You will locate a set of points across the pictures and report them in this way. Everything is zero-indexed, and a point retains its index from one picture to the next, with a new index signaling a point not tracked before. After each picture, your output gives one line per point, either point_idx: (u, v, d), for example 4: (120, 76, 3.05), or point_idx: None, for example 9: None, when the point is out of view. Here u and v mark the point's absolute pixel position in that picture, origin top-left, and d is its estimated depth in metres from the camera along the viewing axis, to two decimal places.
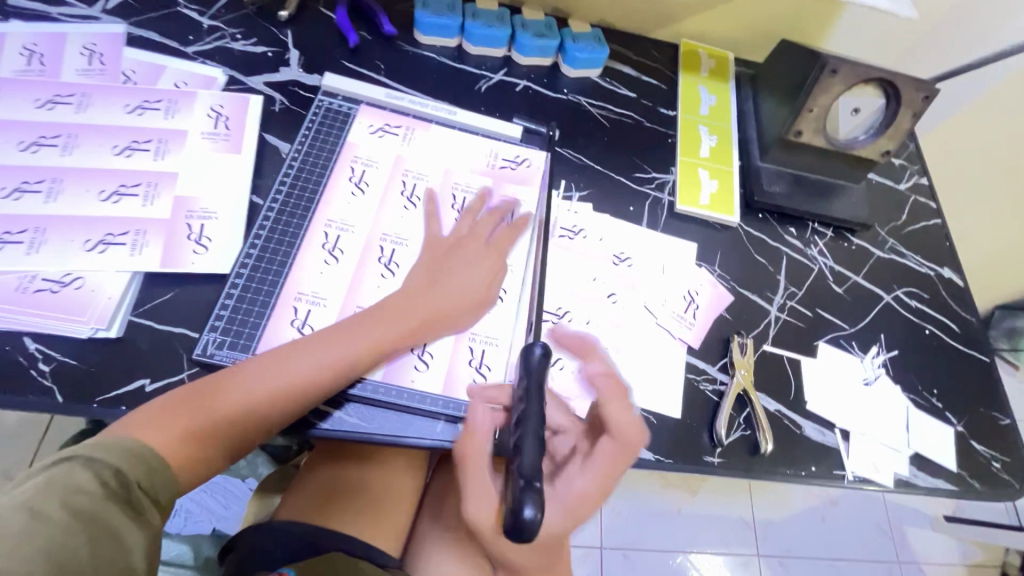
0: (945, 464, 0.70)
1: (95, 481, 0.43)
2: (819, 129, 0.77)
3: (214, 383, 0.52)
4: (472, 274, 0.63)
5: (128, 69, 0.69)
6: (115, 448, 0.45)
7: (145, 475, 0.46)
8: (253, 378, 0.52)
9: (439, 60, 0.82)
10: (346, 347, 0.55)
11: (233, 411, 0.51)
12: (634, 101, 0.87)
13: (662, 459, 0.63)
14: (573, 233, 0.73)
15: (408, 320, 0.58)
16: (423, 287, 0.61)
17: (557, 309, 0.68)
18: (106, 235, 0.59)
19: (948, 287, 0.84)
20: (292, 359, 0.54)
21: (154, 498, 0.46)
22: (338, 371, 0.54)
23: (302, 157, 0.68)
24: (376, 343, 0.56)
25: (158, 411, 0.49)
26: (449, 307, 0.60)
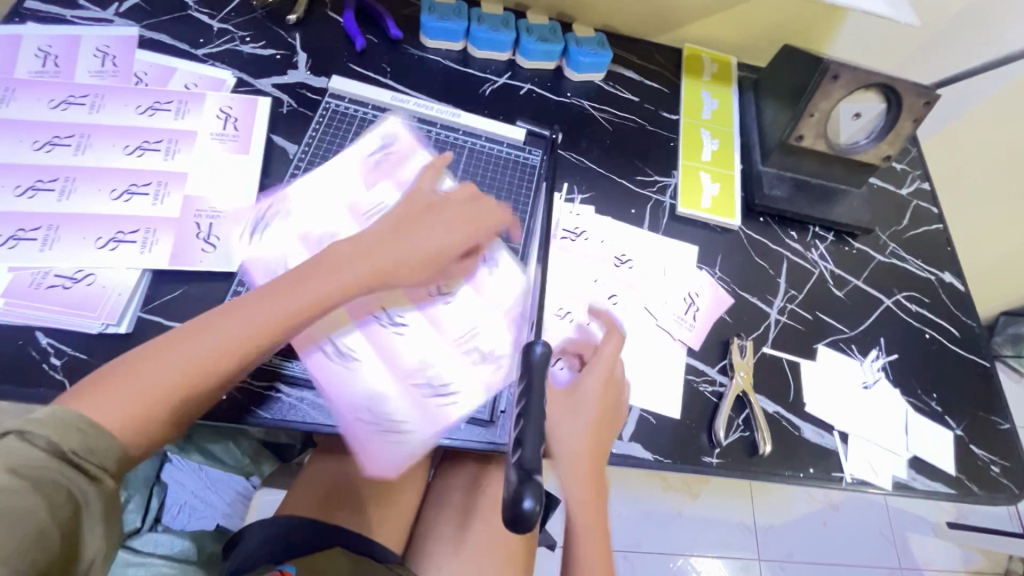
0: (943, 467, 0.71)
1: (33, 448, 0.39)
2: (820, 134, 0.78)
3: (156, 346, 0.47)
4: (439, 224, 0.60)
5: (140, 70, 0.71)
6: (51, 419, 0.41)
7: (87, 442, 0.41)
8: (195, 338, 0.48)
9: (444, 63, 0.83)
10: (297, 294, 0.51)
11: (180, 369, 0.47)
12: (637, 105, 0.88)
13: (661, 458, 0.64)
14: (575, 234, 0.74)
15: (363, 265, 0.55)
16: (386, 237, 0.58)
17: (557, 310, 0.69)
18: (117, 233, 0.60)
19: (949, 292, 0.84)
20: (241, 310, 0.50)
21: (102, 462, 0.42)
22: (291, 318, 0.51)
23: (309, 159, 0.69)
24: (330, 290, 0.52)
25: (102, 385, 0.45)
26: (413, 257, 0.58)
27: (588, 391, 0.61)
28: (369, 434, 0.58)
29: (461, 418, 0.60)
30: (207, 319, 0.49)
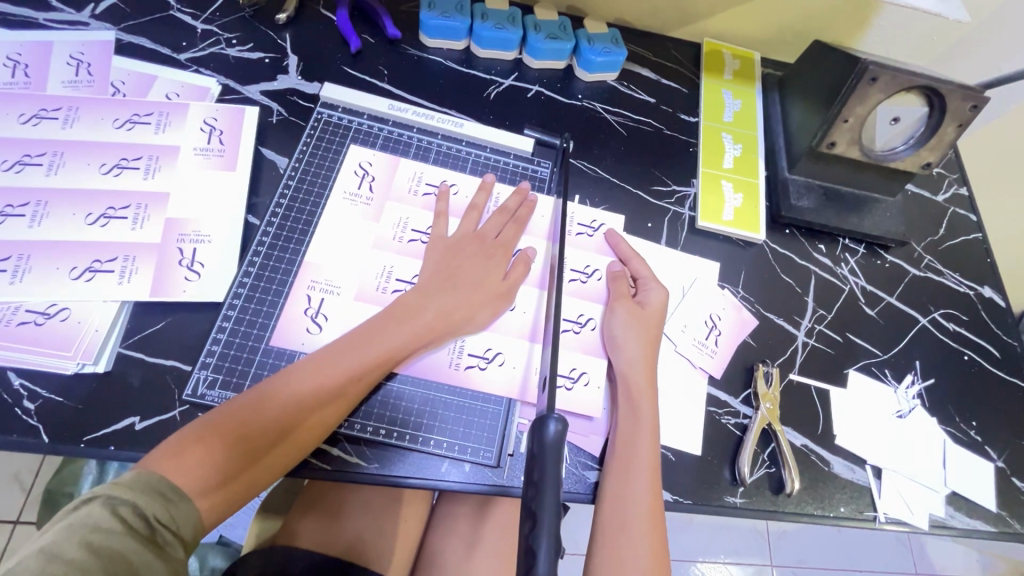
0: (983, 503, 0.66)
1: (116, 520, 0.39)
2: (854, 141, 0.72)
3: (238, 405, 0.47)
4: (488, 270, 0.60)
5: (117, 79, 0.66)
6: (136, 485, 0.41)
7: (166, 511, 0.41)
8: (275, 398, 0.48)
9: (446, 64, 0.77)
10: (367, 351, 0.52)
11: (255, 435, 0.47)
12: (653, 107, 0.82)
13: (681, 499, 0.60)
14: (585, 274, 0.67)
15: (427, 317, 0.55)
16: (442, 285, 0.58)
17: (577, 317, 0.64)
18: (94, 262, 0.56)
19: (989, 308, 0.78)
20: (317, 368, 0.50)
21: (178, 534, 0.41)
22: (364, 375, 0.52)
23: (299, 174, 0.64)
24: (399, 344, 0.54)
25: (183, 445, 0.44)
26: (463, 308, 0.57)
27: (632, 327, 0.61)
28: (366, 478, 0.53)
29: (466, 461, 0.55)
30: (284, 379, 0.50)
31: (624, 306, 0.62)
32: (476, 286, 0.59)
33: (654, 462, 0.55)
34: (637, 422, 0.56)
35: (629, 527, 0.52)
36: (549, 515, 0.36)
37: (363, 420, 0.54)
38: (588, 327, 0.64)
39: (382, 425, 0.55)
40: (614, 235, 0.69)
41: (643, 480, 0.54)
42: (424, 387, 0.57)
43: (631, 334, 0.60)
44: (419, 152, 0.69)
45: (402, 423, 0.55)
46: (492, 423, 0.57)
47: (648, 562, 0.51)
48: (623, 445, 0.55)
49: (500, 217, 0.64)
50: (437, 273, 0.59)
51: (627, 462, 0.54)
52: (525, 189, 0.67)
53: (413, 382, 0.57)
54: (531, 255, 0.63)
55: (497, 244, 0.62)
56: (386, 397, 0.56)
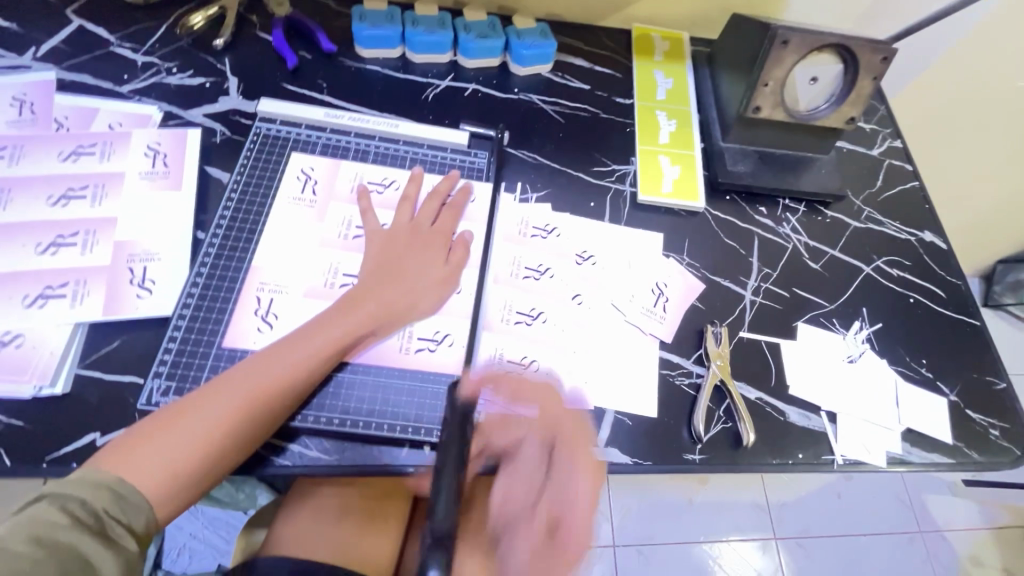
0: (939, 437, 0.68)
1: (65, 514, 0.41)
2: (778, 103, 0.75)
3: (185, 402, 0.49)
4: (429, 259, 0.63)
5: (60, 116, 0.68)
6: (82, 482, 0.43)
7: (116, 505, 0.43)
8: (219, 393, 0.50)
9: (383, 72, 0.80)
10: (314, 342, 0.55)
11: (201, 430, 0.48)
12: (588, 93, 0.85)
13: (640, 461, 0.61)
14: (538, 273, 0.68)
15: (370, 308, 0.58)
16: (384, 278, 0.61)
17: (529, 310, 0.66)
18: (45, 289, 0.57)
19: (930, 251, 0.81)
20: (265, 361, 0.53)
21: (130, 526, 0.44)
22: (312, 365, 0.54)
23: (242, 186, 0.66)
24: (342, 334, 0.56)
25: (131, 444, 0.47)
26: (404, 298, 0.60)
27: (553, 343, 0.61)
28: (329, 469, 0.55)
29: (425, 443, 0.57)
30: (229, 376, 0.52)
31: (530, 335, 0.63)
32: (418, 274, 0.62)
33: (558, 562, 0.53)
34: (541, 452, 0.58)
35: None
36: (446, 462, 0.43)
37: (317, 412, 0.56)
38: (540, 321, 0.65)
39: (337, 416, 0.56)
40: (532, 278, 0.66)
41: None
42: (375, 374, 0.59)
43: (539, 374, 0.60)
44: (358, 154, 0.71)
45: (356, 413, 0.57)
46: (444, 402, 0.59)
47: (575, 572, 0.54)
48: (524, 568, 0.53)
49: (433, 203, 0.67)
50: (378, 267, 0.61)
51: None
52: (455, 176, 0.71)
53: (365, 373, 0.59)
54: (469, 237, 0.67)
55: (435, 231, 0.65)
56: (338, 388, 0.57)
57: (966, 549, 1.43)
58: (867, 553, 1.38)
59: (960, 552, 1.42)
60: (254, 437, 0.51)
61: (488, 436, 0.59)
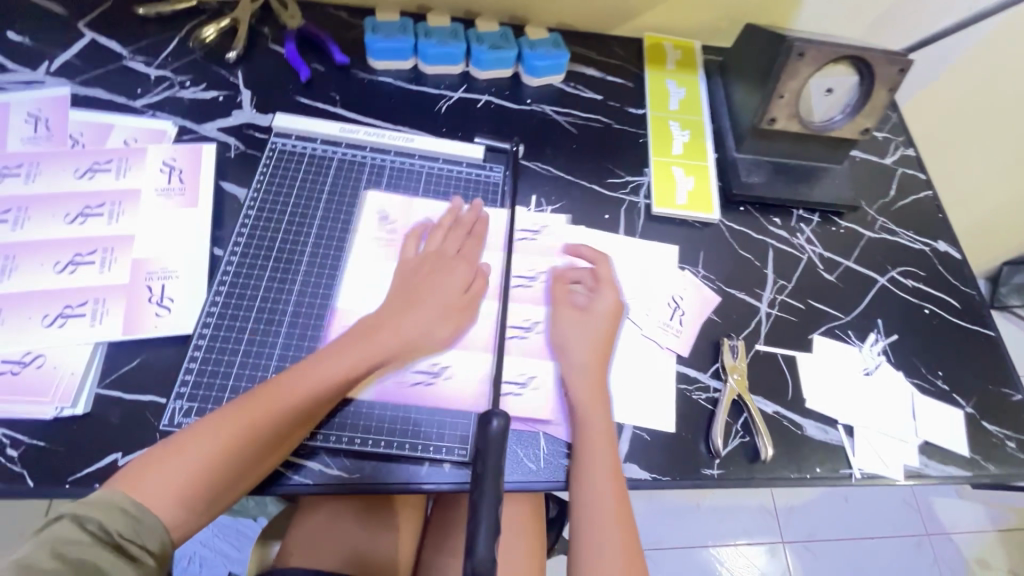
0: (956, 450, 0.68)
1: (83, 533, 0.41)
2: (793, 115, 0.75)
3: (198, 426, 0.49)
4: (451, 285, 0.62)
5: (76, 132, 0.68)
6: (101, 502, 0.44)
7: (130, 527, 0.43)
8: (233, 416, 0.50)
9: (396, 84, 0.80)
10: (327, 367, 0.54)
11: (213, 453, 0.48)
12: (600, 103, 0.84)
13: (659, 476, 0.61)
14: (530, 279, 0.68)
15: (388, 338, 0.57)
16: (405, 304, 0.60)
17: (523, 322, 0.66)
18: (65, 308, 0.57)
19: (944, 261, 0.81)
20: (280, 387, 0.52)
21: (144, 547, 0.43)
22: (325, 393, 0.53)
23: (259, 203, 0.66)
24: (360, 361, 0.55)
25: (146, 466, 0.47)
26: (425, 326, 0.59)
27: (600, 309, 0.64)
28: (348, 489, 0.55)
29: (445, 462, 0.58)
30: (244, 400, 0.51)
31: (564, 311, 0.64)
32: (440, 300, 0.60)
33: (608, 434, 0.58)
34: (585, 416, 0.59)
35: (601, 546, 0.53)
36: (489, 493, 0.42)
37: (339, 431, 0.57)
38: (536, 331, 0.65)
39: (358, 435, 0.57)
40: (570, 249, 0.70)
41: (613, 549, 0.52)
42: (396, 394, 0.59)
43: (579, 341, 0.62)
44: (374, 170, 0.71)
45: (377, 432, 0.57)
46: (464, 420, 0.59)
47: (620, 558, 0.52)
48: (581, 450, 0.57)
49: (458, 233, 0.66)
50: (398, 294, 0.61)
51: (586, 466, 0.56)
52: (479, 205, 0.69)
53: (385, 392, 0.59)
54: (487, 271, 0.65)
55: (458, 258, 0.64)
56: (359, 407, 0.58)
57: (973, 552, 1.43)
58: (874, 556, 1.38)
59: (968, 555, 1.42)
60: (263, 459, 0.51)
61: (508, 453, 0.59)
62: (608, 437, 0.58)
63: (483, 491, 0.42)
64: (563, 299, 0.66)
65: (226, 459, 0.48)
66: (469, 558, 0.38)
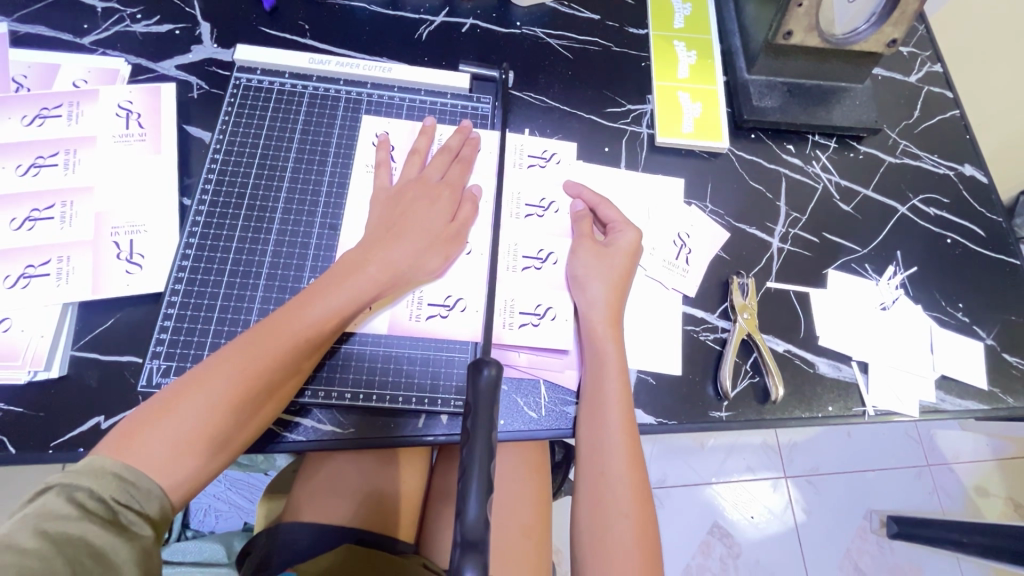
0: (973, 383, 0.65)
1: (72, 505, 0.39)
2: (812, 27, 0.66)
3: (182, 385, 0.46)
4: (434, 215, 0.57)
5: (19, 74, 0.61)
6: (90, 471, 0.41)
7: (126, 492, 0.41)
8: (218, 370, 0.47)
9: (370, 10, 0.72)
10: (311, 310, 0.50)
11: (204, 410, 0.45)
12: (598, 24, 0.76)
13: (665, 420, 0.59)
14: (542, 208, 0.64)
15: (373, 272, 0.53)
16: (387, 237, 0.55)
17: (537, 253, 0.62)
18: (27, 268, 0.54)
19: (970, 186, 0.75)
20: (261, 336, 0.49)
21: (143, 513, 0.42)
22: (312, 336, 0.50)
23: (227, 145, 0.61)
24: (346, 301, 0.51)
25: (132, 430, 0.44)
26: (410, 259, 0.55)
27: (621, 246, 0.59)
28: (343, 443, 0.53)
29: (442, 413, 0.55)
30: (227, 353, 0.48)
31: (586, 247, 0.60)
32: (423, 232, 0.56)
33: (622, 382, 0.55)
34: (602, 365, 0.55)
35: (609, 493, 0.52)
36: (480, 450, 0.40)
37: (328, 386, 0.54)
38: (550, 262, 0.62)
39: (349, 388, 0.54)
40: (574, 183, 0.65)
41: (623, 492, 0.52)
42: (386, 346, 0.56)
43: (595, 278, 0.58)
44: (350, 104, 0.65)
45: (368, 384, 0.55)
46: (459, 369, 0.57)
47: (629, 503, 0.52)
48: (592, 397, 0.54)
49: (442, 157, 0.61)
50: (381, 228, 0.56)
51: (597, 416, 0.54)
52: (467, 128, 0.64)
53: (374, 341, 0.56)
54: (478, 192, 0.61)
55: (443, 184, 0.60)
56: (348, 359, 0.55)
57: (973, 480, 1.43)
58: (875, 488, 1.38)
59: (968, 484, 1.42)
60: (258, 409, 0.48)
61: (508, 402, 0.57)
62: (622, 389, 0.54)
63: (474, 445, 0.40)
64: (586, 235, 0.61)
65: (216, 414, 0.46)
66: (459, 519, 0.36)
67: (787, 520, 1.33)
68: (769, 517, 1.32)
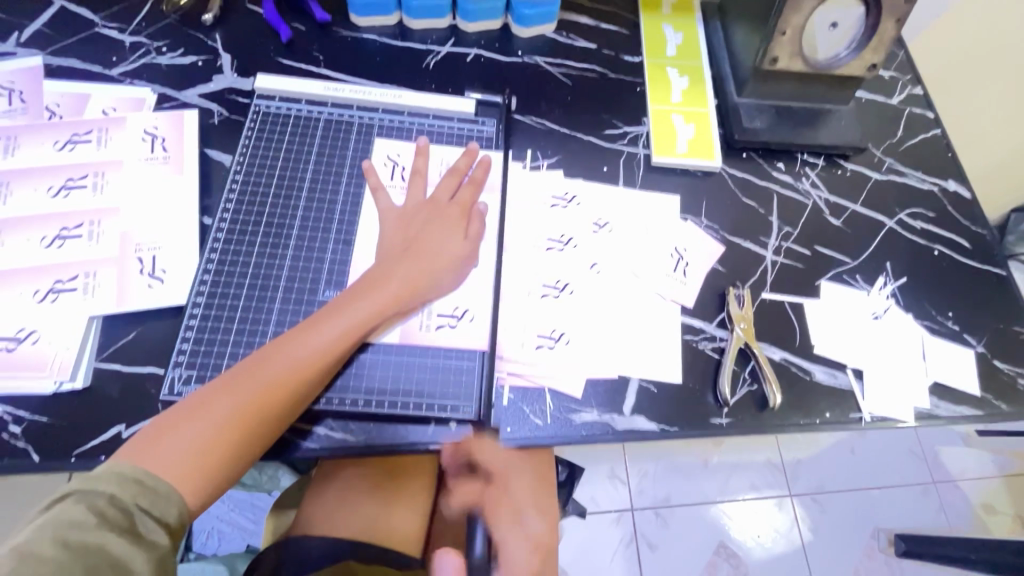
0: (966, 389, 0.67)
1: (91, 513, 0.40)
2: (796, 53, 0.71)
3: (199, 398, 0.49)
4: (448, 235, 0.61)
5: (52, 103, 0.66)
6: (112, 478, 0.42)
7: (146, 499, 0.43)
8: (243, 380, 0.49)
9: (380, 41, 0.77)
10: (334, 324, 0.53)
11: (228, 416, 0.48)
12: (594, 52, 0.81)
13: (667, 427, 0.61)
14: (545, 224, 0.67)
15: (392, 288, 0.56)
16: (405, 256, 0.59)
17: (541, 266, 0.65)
18: (55, 283, 0.56)
19: (955, 201, 0.78)
20: (285, 346, 0.51)
21: (162, 520, 0.43)
22: (333, 348, 0.53)
23: (246, 168, 0.64)
24: (365, 316, 0.54)
25: (156, 435, 0.46)
26: (425, 277, 0.58)
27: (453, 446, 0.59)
28: (354, 450, 0.55)
29: (451, 420, 0.57)
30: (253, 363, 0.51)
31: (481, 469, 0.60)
32: (439, 252, 0.60)
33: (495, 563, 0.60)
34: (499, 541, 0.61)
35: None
36: None
37: (342, 394, 0.56)
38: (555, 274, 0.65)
39: (360, 395, 0.56)
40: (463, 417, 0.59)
41: None
42: (397, 355, 0.58)
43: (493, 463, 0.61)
44: (362, 128, 0.69)
45: (379, 392, 0.57)
46: (468, 378, 0.59)
47: None
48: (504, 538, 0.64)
49: (452, 179, 0.65)
50: (397, 245, 0.60)
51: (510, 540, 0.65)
52: (474, 151, 0.67)
53: (386, 351, 0.58)
54: (484, 210, 0.64)
55: (453, 205, 0.63)
56: (360, 368, 0.57)
57: (980, 497, 1.42)
58: (881, 505, 1.38)
59: (975, 501, 1.42)
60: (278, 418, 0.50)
61: (514, 410, 0.59)
62: None
63: None
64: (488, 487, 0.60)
65: (231, 428, 0.48)
66: None
67: (793, 540, 1.32)
68: (776, 537, 1.32)
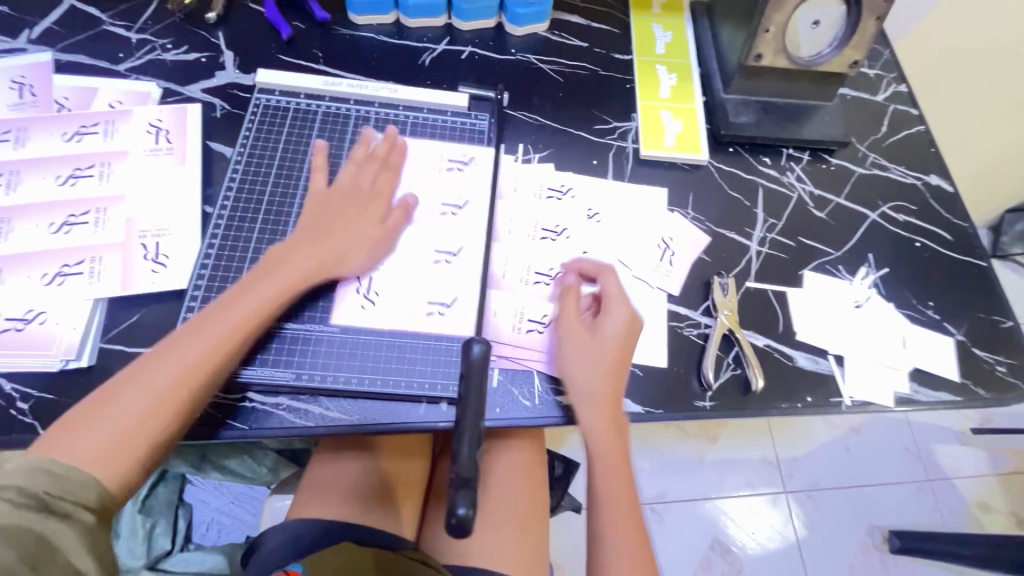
0: (946, 376, 0.69)
1: (3, 502, 0.40)
2: (780, 50, 0.73)
3: (112, 386, 0.50)
4: (366, 216, 0.63)
5: (60, 97, 0.68)
6: (22, 470, 0.42)
7: (57, 484, 0.43)
8: (153, 368, 0.50)
9: (378, 39, 0.79)
10: (240, 304, 0.54)
11: (145, 403, 0.49)
12: (586, 50, 0.83)
13: (652, 409, 0.63)
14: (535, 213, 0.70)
15: (299, 267, 0.58)
16: (318, 236, 0.60)
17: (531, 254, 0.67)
18: (62, 267, 0.59)
19: (937, 195, 0.80)
20: (191, 332, 0.52)
21: (78, 501, 0.44)
22: (242, 325, 0.54)
23: (246, 158, 0.67)
24: (273, 295, 0.56)
25: (68, 429, 0.47)
26: (338, 257, 0.60)
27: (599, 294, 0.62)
28: (349, 428, 0.57)
29: (442, 400, 0.59)
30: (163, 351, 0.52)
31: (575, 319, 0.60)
32: (357, 232, 0.62)
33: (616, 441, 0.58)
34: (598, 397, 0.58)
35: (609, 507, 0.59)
36: (472, 407, 0.49)
37: (335, 373, 0.58)
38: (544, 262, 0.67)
39: (353, 375, 0.58)
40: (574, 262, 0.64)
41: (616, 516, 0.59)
42: (391, 337, 0.61)
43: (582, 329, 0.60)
44: (359, 122, 0.71)
45: (372, 372, 0.59)
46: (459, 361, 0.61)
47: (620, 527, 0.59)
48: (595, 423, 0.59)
49: (369, 165, 0.66)
50: (311, 226, 0.61)
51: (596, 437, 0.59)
52: (394, 135, 0.68)
53: (380, 334, 0.61)
54: (414, 201, 0.66)
55: (374, 192, 0.65)
56: (354, 349, 0.60)
57: (975, 495, 1.43)
58: (875, 502, 1.39)
59: (970, 499, 1.43)
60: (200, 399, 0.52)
61: (503, 391, 0.61)
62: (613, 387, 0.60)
63: (465, 404, 0.49)
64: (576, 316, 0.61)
65: (150, 412, 0.49)
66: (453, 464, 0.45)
67: (788, 536, 1.33)
68: (773, 536, 1.32)
